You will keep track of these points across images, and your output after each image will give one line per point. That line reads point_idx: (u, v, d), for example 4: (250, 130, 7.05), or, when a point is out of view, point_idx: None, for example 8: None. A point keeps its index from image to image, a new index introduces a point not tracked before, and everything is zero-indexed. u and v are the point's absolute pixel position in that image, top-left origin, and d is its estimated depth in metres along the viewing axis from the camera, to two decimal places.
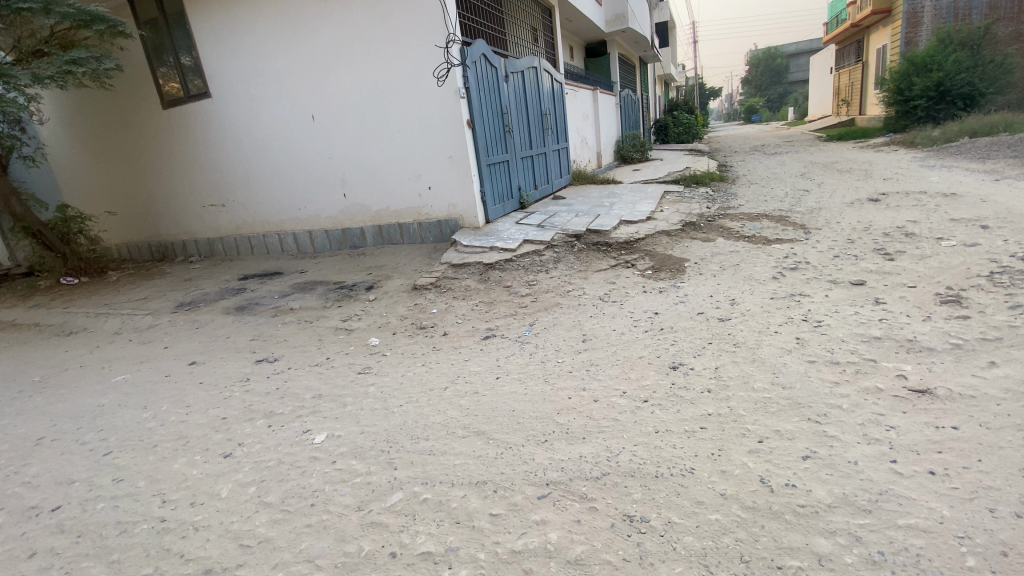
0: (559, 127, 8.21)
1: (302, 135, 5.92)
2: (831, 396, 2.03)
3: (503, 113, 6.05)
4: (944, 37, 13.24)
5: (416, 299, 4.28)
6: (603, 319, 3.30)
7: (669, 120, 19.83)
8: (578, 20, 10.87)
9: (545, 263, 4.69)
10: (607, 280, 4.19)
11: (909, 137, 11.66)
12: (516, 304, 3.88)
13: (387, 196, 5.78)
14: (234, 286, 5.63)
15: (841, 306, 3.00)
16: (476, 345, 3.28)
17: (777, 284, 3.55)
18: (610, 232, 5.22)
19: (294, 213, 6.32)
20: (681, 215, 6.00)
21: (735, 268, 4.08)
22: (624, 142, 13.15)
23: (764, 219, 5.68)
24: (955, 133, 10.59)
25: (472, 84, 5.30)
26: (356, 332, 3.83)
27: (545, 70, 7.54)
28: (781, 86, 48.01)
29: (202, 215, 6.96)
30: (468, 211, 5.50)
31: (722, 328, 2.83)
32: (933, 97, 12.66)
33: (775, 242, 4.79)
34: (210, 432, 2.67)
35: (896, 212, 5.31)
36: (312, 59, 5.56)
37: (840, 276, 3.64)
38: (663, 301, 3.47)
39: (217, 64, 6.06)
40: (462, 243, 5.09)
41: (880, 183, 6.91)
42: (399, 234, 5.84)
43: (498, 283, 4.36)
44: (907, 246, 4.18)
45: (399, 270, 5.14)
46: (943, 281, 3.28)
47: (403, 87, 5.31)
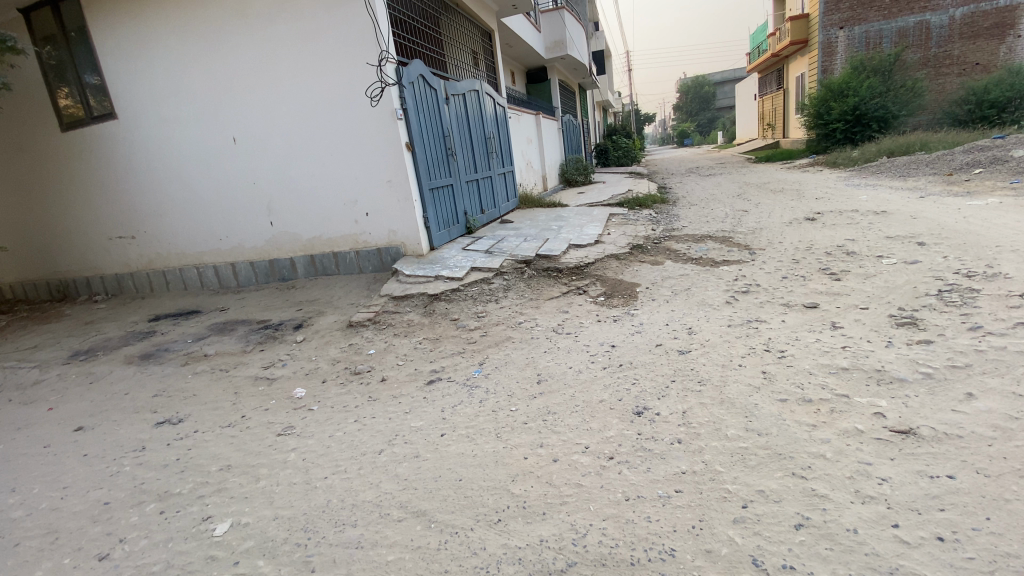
0: (503, 150, 8.05)
1: (222, 160, 5.40)
2: (811, 442, 1.83)
3: (445, 136, 5.78)
4: (858, 65, 14.36)
5: (351, 338, 3.85)
6: (557, 356, 3.02)
7: (609, 144, 20.38)
8: (518, 45, 10.93)
9: (494, 292, 4.40)
10: (559, 309, 3.95)
11: (833, 157, 12.48)
12: (463, 339, 3.55)
13: (320, 223, 5.33)
14: (142, 328, 4.94)
15: (800, 332, 2.89)
16: (418, 392, 2.91)
17: (732, 309, 3.43)
18: (560, 257, 5.02)
19: (215, 245, 5.73)
20: (629, 238, 5.92)
21: (687, 293, 3.96)
22: (567, 165, 13.25)
23: (709, 240, 5.69)
24: (875, 153, 11.40)
25: (409, 104, 5.01)
26: (279, 382, 3.35)
27: (487, 93, 7.39)
28: (710, 111, 51.04)
29: (109, 248, 6.19)
30: (409, 238, 5.14)
31: (684, 362, 2.62)
32: (850, 121, 13.71)
33: (723, 263, 4.76)
34: (85, 524, 2.08)
35: (834, 230, 5.45)
36: (232, 79, 5.11)
37: (794, 298, 3.57)
38: (618, 332, 3.26)
39: (123, 83, 5.46)
40: (403, 273, 4.70)
41: (813, 202, 7.18)
42: (334, 264, 5.40)
43: (443, 317, 4.01)
44: (851, 265, 4.22)
45: (333, 304, 4.68)
46: (893, 302, 3.27)
47: (333, 108, 4.94)
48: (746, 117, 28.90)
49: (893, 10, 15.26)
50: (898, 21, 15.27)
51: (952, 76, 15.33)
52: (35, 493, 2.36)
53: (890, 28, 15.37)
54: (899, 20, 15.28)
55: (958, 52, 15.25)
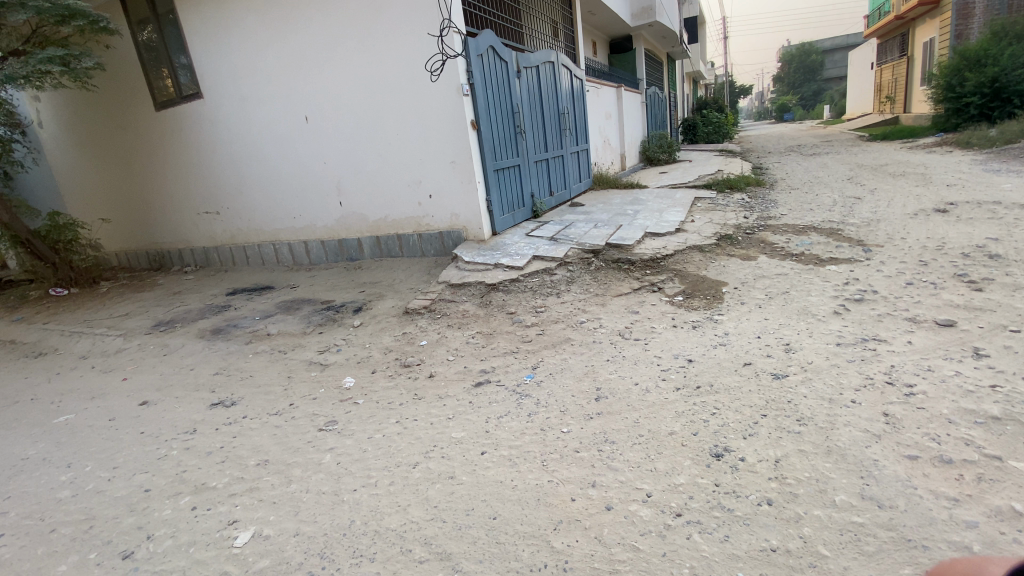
0: (578, 127, 7.55)
1: (295, 140, 5.44)
2: (959, 530, 1.36)
3: (514, 112, 5.43)
4: (999, 30, 12.16)
5: (405, 327, 3.70)
6: (623, 366, 2.65)
7: (697, 120, 18.96)
8: (601, 13, 10.19)
9: (557, 284, 4.06)
10: (628, 308, 3.54)
11: (964, 137, 10.60)
12: (519, 337, 3.26)
13: (385, 204, 5.23)
14: (219, 301, 5.15)
15: (934, 360, 2.30)
16: (464, 393, 2.67)
17: (842, 323, 2.88)
18: (633, 247, 4.56)
19: (289, 223, 5.85)
20: (715, 227, 5.29)
21: (784, 298, 3.39)
22: (649, 143, 12.41)
23: (812, 233, 4.95)
24: (1019, 132, 9.50)
25: (476, 78, 4.69)
26: (330, 368, 3.26)
27: (563, 65, 6.89)
28: (816, 83, 46.10)
29: (197, 223, 6.55)
30: (472, 222, 4.90)
31: (778, 392, 2.16)
32: (987, 94, 11.53)
33: (828, 262, 4.08)
34: (122, 513, 2.07)
35: (972, 226, 4.51)
36: (303, 56, 5.07)
37: (922, 313, 2.92)
38: (696, 343, 2.82)
39: (208, 63, 5.62)
40: (463, 259, 4.49)
41: (943, 190, 6.06)
42: (398, 246, 5.30)
43: (500, 309, 3.75)
44: (998, 272, 3.40)
45: (393, 289, 4.57)
46: None
47: (399, 84, 4.75)
48: (859, 90, 25.78)
49: None
50: None
51: None
52: (91, 470, 2.42)
53: None
54: None
55: None
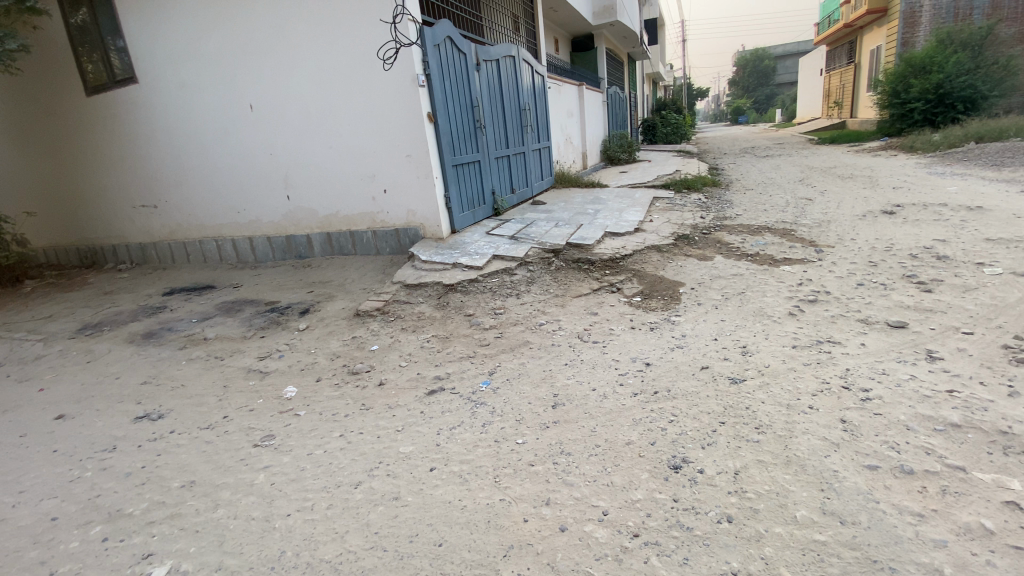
0: (540, 124, 7.45)
1: (238, 129, 5.10)
2: (920, 548, 1.32)
3: (474, 106, 5.26)
4: (945, 38, 12.74)
5: (355, 330, 3.50)
6: (581, 371, 2.56)
7: (657, 120, 19.28)
8: (563, 10, 10.11)
9: (516, 284, 3.95)
10: (588, 309, 3.47)
11: (908, 141, 11.16)
12: (475, 341, 3.12)
13: (337, 199, 4.98)
14: (154, 302, 4.77)
15: (885, 363, 2.32)
16: (415, 403, 2.51)
17: (797, 324, 2.89)
18: (593, 247, 4.50)
19: (233, 218, 5.50)
20: (673, 226, 5.31)
21: (740, 298, 3.39)
22: (610, 142, 12.50)
23: (766, 233, 5.03)
24: (960, 137, 10.08)
25: (433, 69, 4.50)
26: (271, 377, 3.03)
27: (525, 60, 6.77)
28: (769, 88, 47.88)
29: (133, 217, 6.07)
30: (429, 219, 4.72)
31: (735, 397, 2.11)
32: (931, 100, 12.19)
33: (783, 262, 4.14)
34: (19, 549, 1.81)
35: (918, 227, 4.69)
36: (247, 40, 4.75)
37: (873, 314, 2.97)
38: (654, 345, 2.77)
39: (141, 44, 5.20)
40: (419, 258, 4.31)
41: (888, 193, 6.32)
42: (351, 244, 5.06)
43: (457, 311, 3.60)
44: (944, 272, 3.53)
45: (344, 289, 4.34)
46: (1006, 328, 2.63)
47: (351, 73, 4.51)
48: (808, 95, 26.91)
49: None
50: None
51: None
52: None
53: None
54: None
55: None
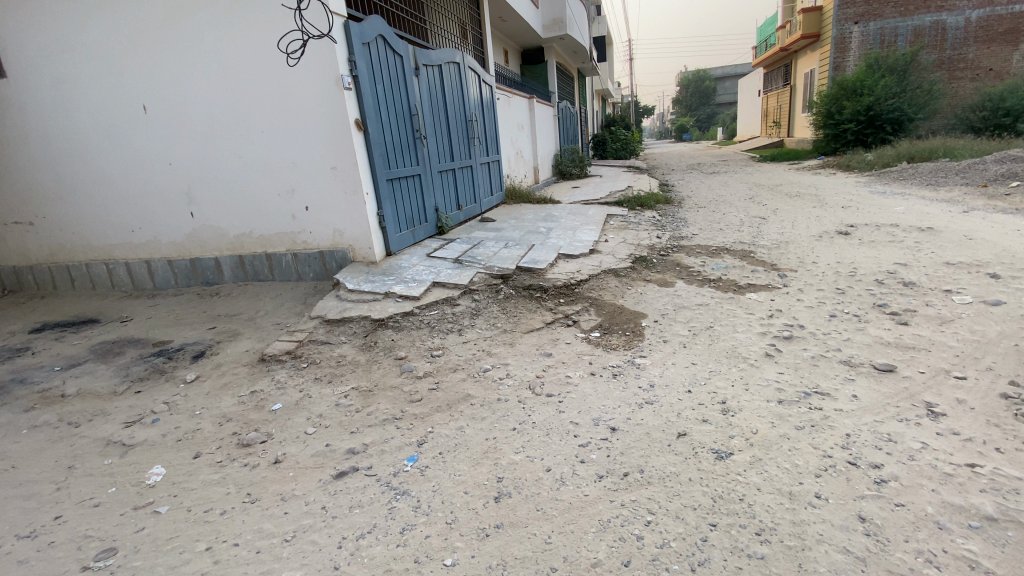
0: (488, 136, 7.01)
1: (131, 135, 4.34)
2: None
3: (412, 113, 4.72)
4: (873, 62, 13.37)
5: (257, 383, 2.85)
6: (533, 441, 2.05)
7: (607, 136, 19.44)
8: (513, 21, 9.76)
9: (458, 317, 3.41)
10: (540, 349, 2.99)
11: (844, 160, 11.60)
12: (404, 395, 2.55)
13: (250, 217, 4.29)
14: (15, 343, 3.88)
15: (887, 425, 1.96)
16: (316, 492, 1.92)
17: (777, 368, 2.53)
18: (546, 272, 4.04)
19: (126, 237, 4.68)
20: (630, 247, 4.96)
21: (709, 335, 3.02)
22: (562, 157, 12.28)
23: (725, 255, 4.77)
24: (892, 157, 10.50)
25: (362, 70, 3.93)
26: (134, 453, 2.34)
27: (470, 68, 6.32)
28: (710, 107, 50.02)
29: (3, 236, 5.08)
30: (359, 240, 4.11)
31: (722, 482, 1.67)
32: (862, 122, 12.80)
33: (747, 288, 3.85)
34: None
35: (876, 249, 4.56)
36: (140, 30, 4.02)
37: (856, 354, 2.65)
38: (619, 400, 2.32)
39: (7, 31, 4.33)
40: (346, 287, 3.69)
41: (839, 212, 6.28)
42: (268, 268, 4.38)
43: (385, 353, 3.02)
44: (915, 301, 3.31)
45: (254, 326, 3.67)
46: (1000, 370, 2.36)
47: (265, 73, 3.88)
48: (747, 115, 28.17)
49: (910, 6, 14.22)
50: (914, 18, 14.23)
51: (968, 80, 14.31)
52: None
53: (906, 25, 14.35)
54: (915, 17, 14.25)
55: (973, 55, 14.19)
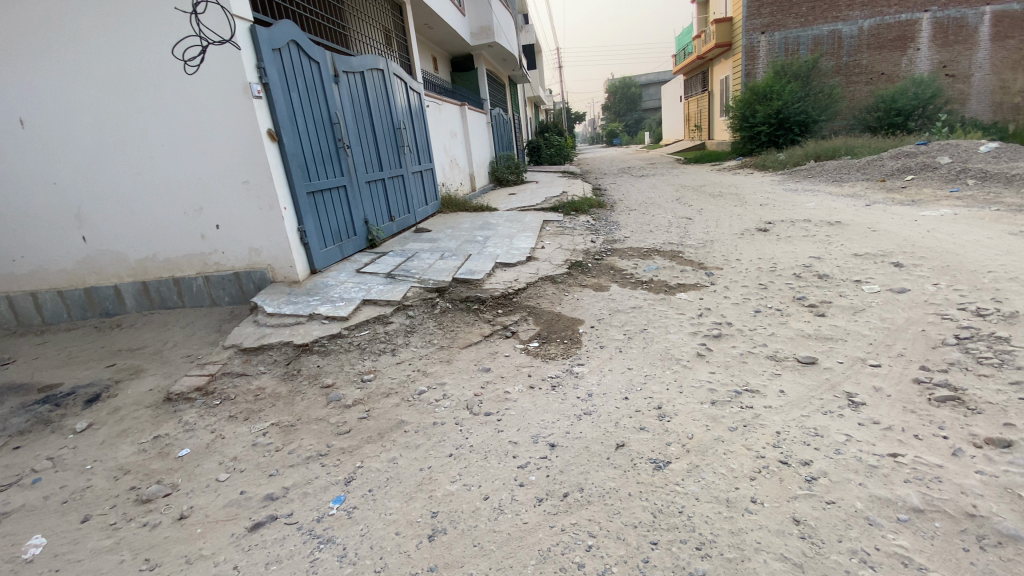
0: (419, 145, 6.84)
1: (6, 152, 3.83)
2: None
3: (333, 123, 4.48)
4: (780, 69, 14.39)
5: (161, 427, 2.55)
6: (470, 467, 1.94)
7: (541, 142, 19.71)
8: (439, 28, 9.63)
9: (391, 336, 3.24)
10: (478, 364, 2.88)
11: (760, 160, 12.38)
12: (331, 428, 2.36)
13: (154, 238, 3.90)
14: None
15: (813, 419, 2.01)
16: (228, 550, 1.71)
17: (710, 368, 2.57)
18: (482, 283, 3.94)
19: (7, 267, 4.12)
20: (566, 252, 4.97)
21: (644, 337, 3.04)
22: (497, 164, 12.26)
23: (656, 256, 4.89)
24: (802, 157, 11.31)
25: (273, 77, 3.67)
26: (6, 522, 2.00)
27: (396, 76, 6.14)
28: (637, 113, 52.16)
29: None
30: (278, 259, 3.83)
31: (661, 495, 1.63)
32: (773, 124, 13.73)
33: (678, 288, 3.94)
34: None
35: (792, 244, 4.83)
36: (12, 35, 3.57)
37: (780, 348, 2.74)
38: (559, 413, 2.25)
39: None
40: (265, 311, 3.41)
41: (758, 210, 6.64)
42: (177, 294, 3.99)
43: (310, 382, 2.80)
44: (830, 292, 3.51)
45: (160, 361, 3.32)
46: (910, 356, 2.50)
47: (161, 82, 3.54)
48: (671, 120, 29.58)
49: (809, 17, 15.44)
50: (813, 28, 15.45)
51: (862, 85, 15.66)
52: None
53: (807, 35, 15.56)
54: (815, 27, 15.47)
55: (866, 62, 15.52)
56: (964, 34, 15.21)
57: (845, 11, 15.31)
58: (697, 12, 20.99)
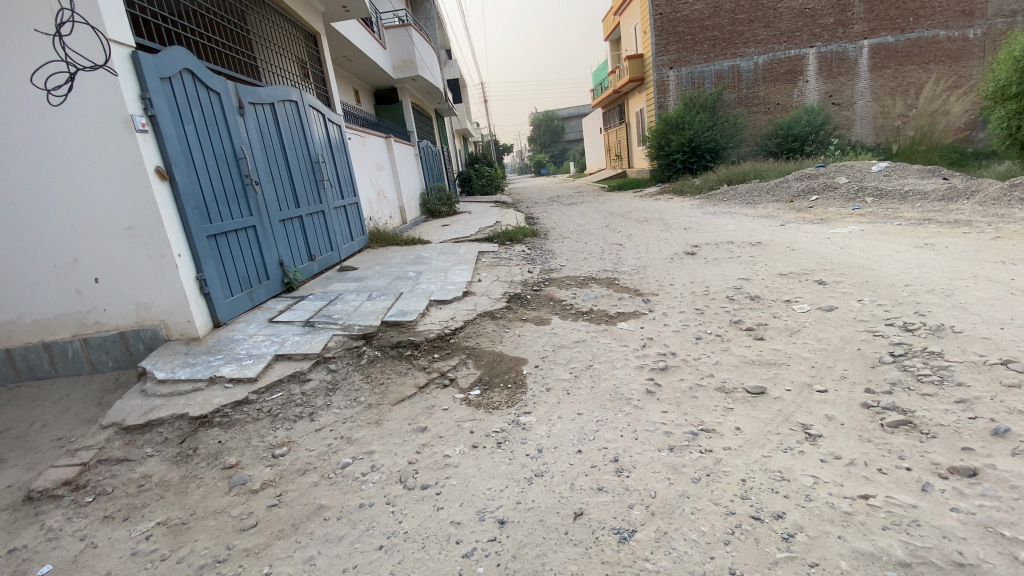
0: (341, 179, 6.48)
1: None
2: None
3: (238, 157, 4.07)
4: (689, 100, 15.40)
5: (13, 539, 1.98)
6: (405, 561, 1.62)
7: (470, 173, 19.74)
8: (359, 60, 9.39)
9: (311, 396, 2.84)
10: (412, 422, 2.56)
11: (679, 185, 13.01)
12: (235, 523, 1.95)
13: (14, 298, 3.27)
14: None
15: (776, 460, 1.88)
16: None
17: (662, 406, 2.41)
18: (414, 325, 3.63)
19: None
20: (503, 286, 4.77)
21: (590, 375, 2.85)
22: (427, 195, 12.02)
23: (593, 284, 4.81)
24: (716, 181, 12.00)
25: (161, 108, 3.25)
26: None
27: (313, 108, 5.80)
28: (562, 143, 54.16)
29: None
30: (174, 313, 3.32)
31: None
32: (688, 151, 14.56)
33: (618, 317, 3.84)
34: None
35: (721, 266, 4.93)
36: None
37: (728, 378, 2.65)
38: (507, 477, 1.98)
39: None
40: (155, 377, 2.90)
41: (684, 233, 6.83)
42: (48, 362, 3.34)
43: (210, 463, 2.35)
44: (764, 314, 3.53)
45: (25, 447, 2.67)
46: (852, 377, 2.49)
47: (19, 115, 3.01)
48: (593, 150, 30.87)
49: (711, 54, 16.75)
50: (716, 64, 16.74)
51: (762, 114, 17.11)
52: None
53: (710, 69, 16.84)
54: (717, 63, 16.77)
55: (763, 93, 16.99)
56: (845, 66, 16.87)
57: (741, 49, 16.71)
58: (610, 49, 22.22)
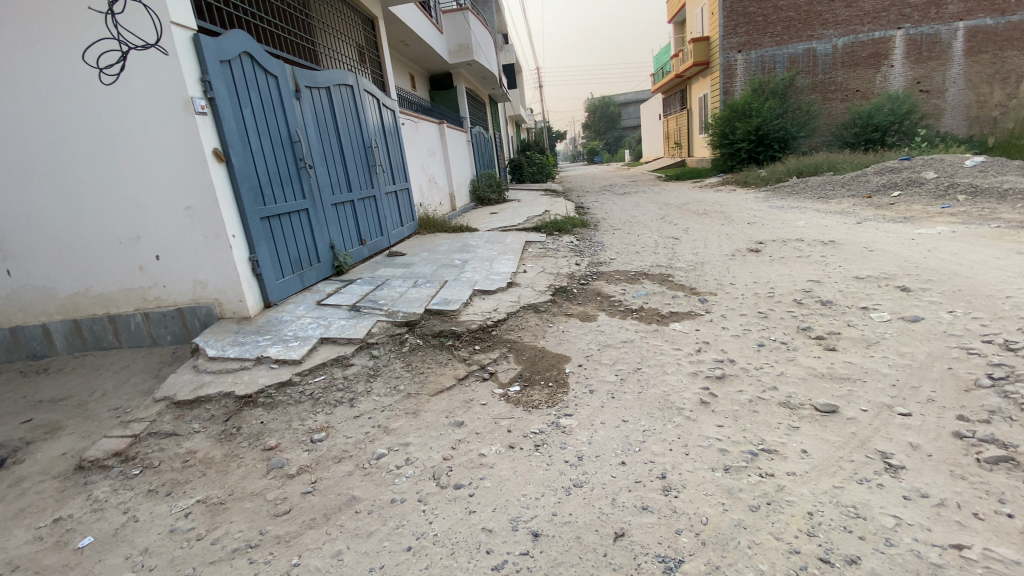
0: (394, 164, 6.50)
1: None
2: None
3: (293, 141, 4.12)
4: (757, 86, 14.45)
5: (69, 505, 2.08)
6: (432, 567, 1.54)
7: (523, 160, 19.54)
8: (416, 45, 9.39)
9: (351, 382, 2.84)
10: (450, 416, 2.49)
11: (742, 176, 12.29)
12: (271, 507, 1.95)
13: (85, 272, 3.46)
14: None
15: (849, 492, 1.66)
16: None
17: (717, 419, 2.21)
18: (457, 315, 3.56)
19: None
20: (549, 277, 4.63)
21: (639, 379, 2.68)
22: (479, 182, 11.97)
23: (645, 280, 4.57)
24: (784, 173, 11.24)
25: (219, 91, 3.30)
26: None
27: (368, 92, 5.82)
28: (618, 131, 52.75)
29: None
30: (226, 293, 3.42)
31: None
32: (754, 141, 13.71)
33: (671, 317, 3.62)
34: None
35: (787, 266, 4.56)
36: None
37: (793, 392, 2.40)
38: (544, 484, 1.87)
39: None
40: (206, 355, 2.98)
41: (747, 228, 6.41)
42: (113, 334, 3.52)
43: (252, 443, 2.38)
44: (837, 322, 3.21)
45: (87, 415, 2.82)
46: (942, 401, 2.20)
47: (91, 98, 3.14)
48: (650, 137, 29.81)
49: (784, 36, 15.62)
50: (789, 47, 15.62)
51: (839, 101, 15.84)
52: None
53: (782, 53, 15.72)
54: (790, 46, 15.64)
55: (841, 79, 15.70)
56: (938, 50, 15.33)
57: (820, 31, 15.49)
58: (673, 32, 21.22)
